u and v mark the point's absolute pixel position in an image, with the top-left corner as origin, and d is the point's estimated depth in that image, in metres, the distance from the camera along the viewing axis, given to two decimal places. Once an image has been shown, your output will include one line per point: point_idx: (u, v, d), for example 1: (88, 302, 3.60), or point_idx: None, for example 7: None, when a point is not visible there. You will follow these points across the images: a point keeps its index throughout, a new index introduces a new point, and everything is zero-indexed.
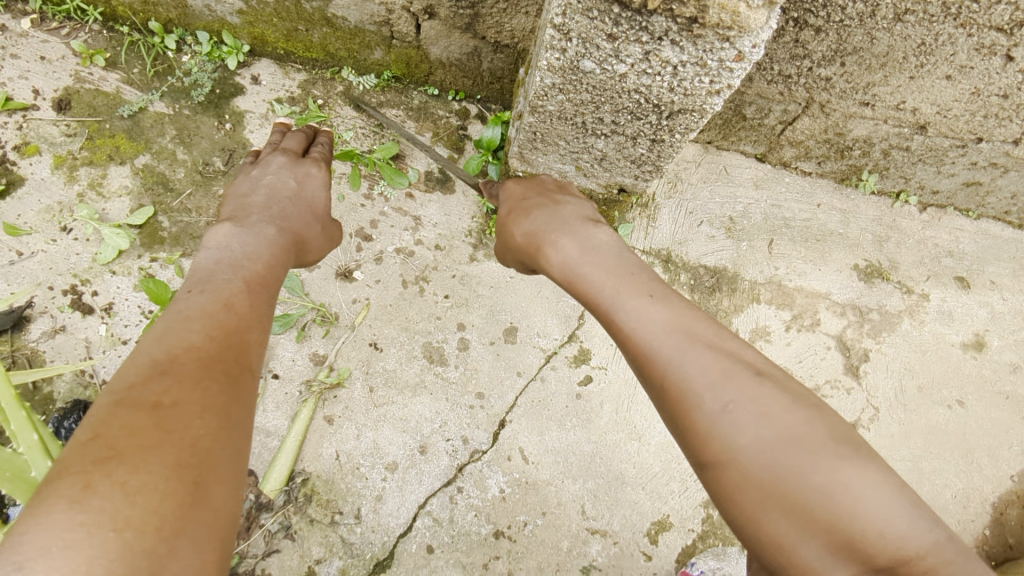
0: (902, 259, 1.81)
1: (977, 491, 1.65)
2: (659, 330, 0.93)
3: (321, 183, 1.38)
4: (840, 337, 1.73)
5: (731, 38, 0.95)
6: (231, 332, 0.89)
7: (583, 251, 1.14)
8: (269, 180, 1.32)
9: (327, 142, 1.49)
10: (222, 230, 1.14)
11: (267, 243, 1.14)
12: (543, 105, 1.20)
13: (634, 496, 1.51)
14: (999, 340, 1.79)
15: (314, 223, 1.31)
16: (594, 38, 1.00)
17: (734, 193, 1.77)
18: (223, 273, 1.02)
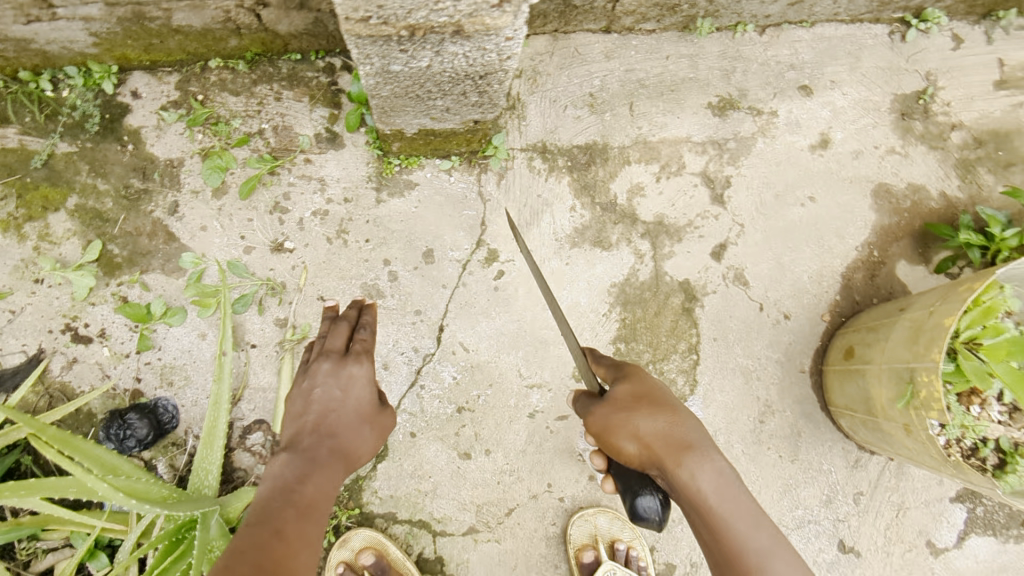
0: (750, 85, 2.01)
1: (829, 268, 2.03)
2: (732, 493, 1.20)
3: (364, 379, 1.57)
4: (704, 173, 2.01)
5: (497, 32, 1.09)
6: (306, 507, 1.27)
7: (659, 407, 1.33)
8: (318, 391, 1.52)
9: (369, 323, 1.70)
10: (350, 381, 1.57)
11: (313, 462, 1.37)
12: (377, 92, 1.34)
13: (556, 351, 1.94)
14: (842, 134, 2.06)
15: (367, 430, 1.53)
16: (389, 56, 1.15)
17: (589, 71, 1.95)
18: (281, 472, 1.34)
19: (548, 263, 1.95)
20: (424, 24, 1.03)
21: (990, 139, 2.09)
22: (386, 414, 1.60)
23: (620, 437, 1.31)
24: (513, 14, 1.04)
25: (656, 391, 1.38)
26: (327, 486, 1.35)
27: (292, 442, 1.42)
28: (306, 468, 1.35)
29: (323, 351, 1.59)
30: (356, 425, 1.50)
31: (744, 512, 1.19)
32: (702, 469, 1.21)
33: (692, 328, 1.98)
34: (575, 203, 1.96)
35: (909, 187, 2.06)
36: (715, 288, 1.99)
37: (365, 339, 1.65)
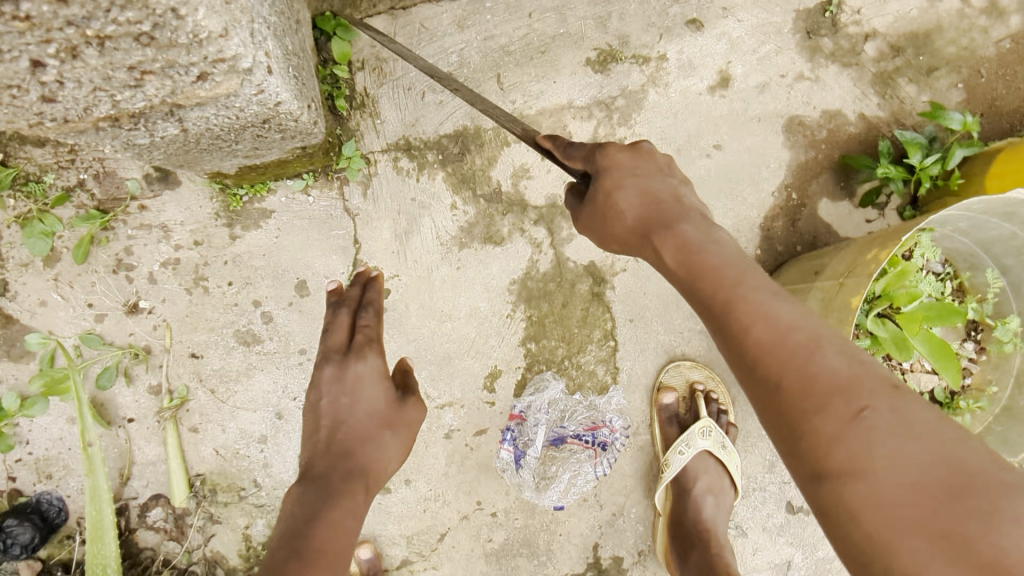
0: (630, 30, 1.77)
1: (746, 221, 1.85)
2: (712, 256, 0.99)
3: (373, 378, 1.32)
4: (594, 139, 1.78)
5: (204, 89, 0.96)
6: (313, 556, 1.06)
7: (629, 185, 1.10)
8: (325, 404, 1.29)
9: (372, 303, 1.44)
10: (362, 390, 1.30)
11: (326, 495, 1.17)
12: (159, 162, 1.23)
13: (463, 364, 1.79)
14: (743, 67, 1.82)
15: (387, 434, 1.30)
16: (135, 139, 1.06)
17: (443, 47, 1.70)
18: (293, 509, 1.16)
19: (438, 270, 1.77)
20: (122, 111, 0.97)
21: (909, 44, 1.85)
22: (411, 406, 1.35)
23: (619, 244, 1.14)
24: (223, 77, 0.95)
25: (633, 162, 1.13)
26: (345, 515, 1.14)
27: (306, 471, 1.23)
28: (312, 520, 1.12)
29: (323, 354, 1.35)
30: (374, 432, 1.28)
31: (724, 264, 0.97)
32: (681, 239, 1.02)
33: (606, 313, 1.82)
34: (455, 200, 1.75)
35: (824, 115, 1.85)
36: (625, 266, 1.82)
37: (368, 327, 1.39)
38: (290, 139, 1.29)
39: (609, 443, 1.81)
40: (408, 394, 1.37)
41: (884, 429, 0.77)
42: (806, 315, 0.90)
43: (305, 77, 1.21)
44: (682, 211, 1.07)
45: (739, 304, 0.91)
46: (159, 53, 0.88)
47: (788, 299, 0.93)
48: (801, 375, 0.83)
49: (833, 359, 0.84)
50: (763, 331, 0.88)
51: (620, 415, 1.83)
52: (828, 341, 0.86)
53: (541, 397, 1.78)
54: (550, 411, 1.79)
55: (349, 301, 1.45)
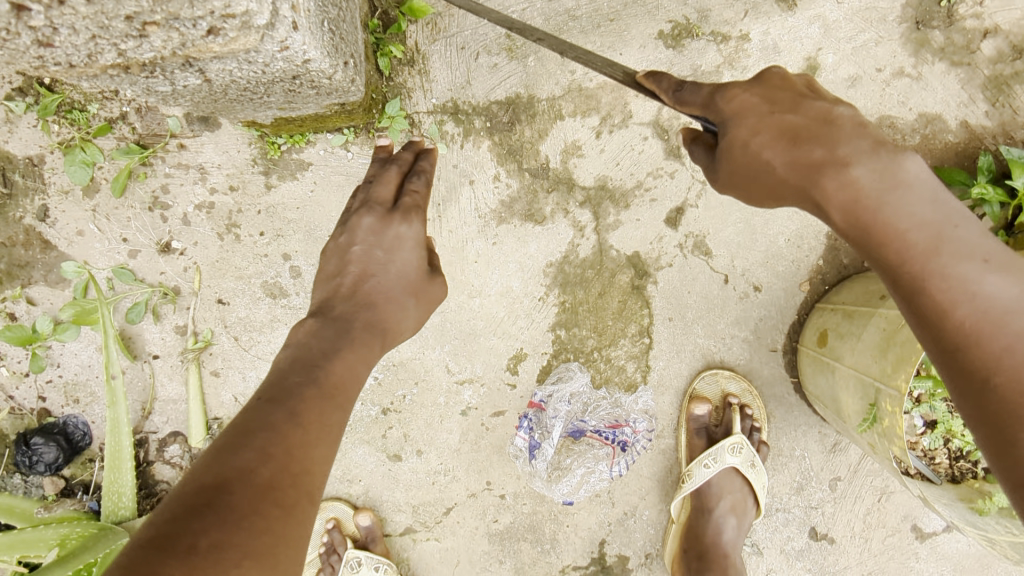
0: (712, 5, 1.61)
1: (812, 227, 1.69)
2: (835, 184, 0.84)
3: (413, 243, 1.16)
4: (655, 121, 1.65)
5: (228, 45, 0.89)
6: (333, 388, 0.90)
7: (767, 128, 0.91)
8: (356, 251, 1.13)
9: (425, 171, 1.26)
10: (391, 233, 1.14)
11: (347, 335, 1.00)
12: (178, 102, 1.16)
13: (487, 343, 1.72)
14: (834, 56, 1.64)
15: (410, 301, 1.13)
16: (154, 85, 1.00)
17: (504, 5, 1.59)
18: (316, 337, 0.99)
19: (474, 243, 1.69)
20: (131, 60, 0.90)
21: None
22: (436, 284, 1.19)
23: (772, 197, 0.95)
24: (236, 32, 0.86)
25: (780, 135, 0.90)
26: (362, 362, 0.98)
27: (321, 309, 1.06)
28: (332, 354, 0.95)
29: (363, 205, 1.18)
30: (398, 295, 1.12)
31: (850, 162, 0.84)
32: (854, 187, 0.83)
33: (643, 308, 1.71)
34: (499, 171, 1.66)
35: (920, 119, 1.66)
36: (671, 261, 1.70)
37: (418, 195, 1.21)
38: (322, 97, 1.21)
39: (629, 443, 1.74)
40: (437, 270, 1.21)
41: (1005, 339, 0.76)
42: (973, 235, 0.81)
43: (344, 31, 1.12)
44: (843, 129, 0.86)
45: (886, 236, 0.83)
46: (159, 4, 0.81)
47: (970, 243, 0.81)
48: (945, 292, 0.80)
49: (957, 265, 0.80)
50: (937, 288, 0.80)
51: (645, 417, 1.75)
52: (944, 222, 0.82)
53: (564, 388, 1.72)
54: (572, 403, 1.73)
55: (402, 163, 1.27)
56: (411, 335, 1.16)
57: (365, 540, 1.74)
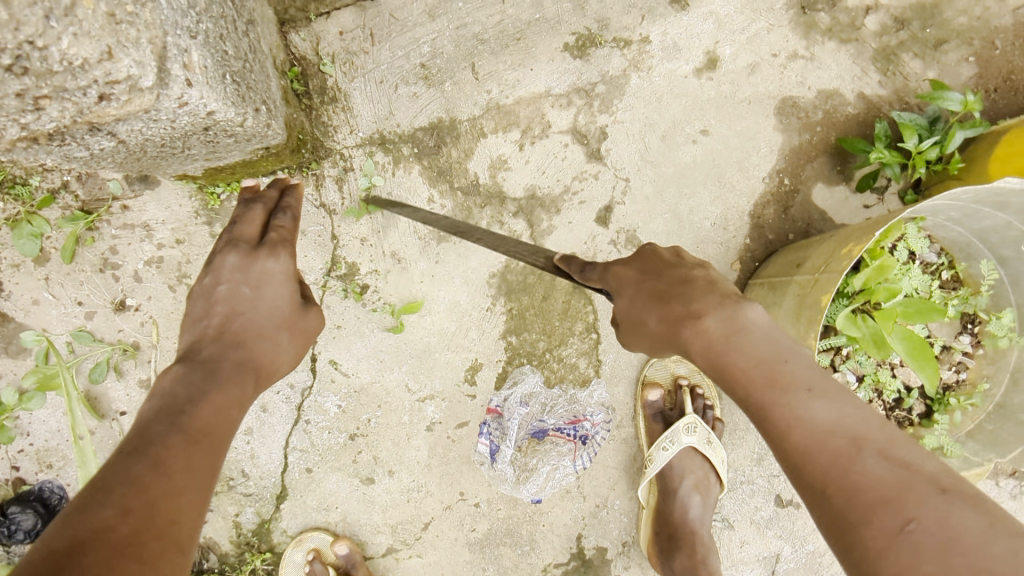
0: (610, 14, 1.71)
1: (735, 208, 1.78)
2: (791, 405, 0.89)
3: (282, 276, 1.22)
4: (573, 128, 1.75)
5: (125, 103, 0.98)
6: (200, 432, 0.93)
7: (643, 297, 1.09)
8: (221, 290, 1.18)
9: (290, 209, 1.35)
10: (265, 271, 1.21)
11: (216, 375, 1.04)
12: (103, 165, 1.24)
13: (442, 359, 1.79)
14: (731, 48, 1.75)
15: (282, 336, 1.19)
16: (71, 152, 1.09)
17: (415, 37, 1.67)
18: (179, 384, 1.01)
19: (418, 263, 1.76)
20: (35, 132, 0.99)
21: (914, 16, 1.75)
22: (311, 316, 1.26)
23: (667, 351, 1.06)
24: (127, 95, 0.98)
25: (664, 308, 1.04)
26: (230, 402, 1.02)
27: (188, 353, 1.10)
28: (203, 398, 0.99)
29: (228, 244, 1.24)
30: (270, 330, 1.18)
31: (760, 356, 0.95)
32: (772, 400, 0.90)
33: (587, 305, 1.79)
34: (432, 193, 1.74)
35: (819, 96, 1.77)
36: (607, 257, 1.79)
37: (284, 228, 1.30)
38: (241, 144, 1.29)
39: (589, 436, 1.79)
40: (311, 301, 1.29)
41: (936, 534, 0.72)
42: (870, 459, 0.81)
43: (252, 80, 1.20)
44: (743, 328, 0.97)
45: (782, 430, 0.88)
46: (42, 80, 0.91)
47: (836, 391, 0.89)
48: (810, 447, 0.85)
49: (872, 468, 0.80)
50: (800, 439, 0.86)
51: (602, 409, 1.80)
52: (842, 415, 0.87)
53: (518, 391, 1.78)
54: (528, 404, 1.78)
55: (267, 201, 1.37)
56: (288, 367, 1.22)
57: (346, 566, 1.77)
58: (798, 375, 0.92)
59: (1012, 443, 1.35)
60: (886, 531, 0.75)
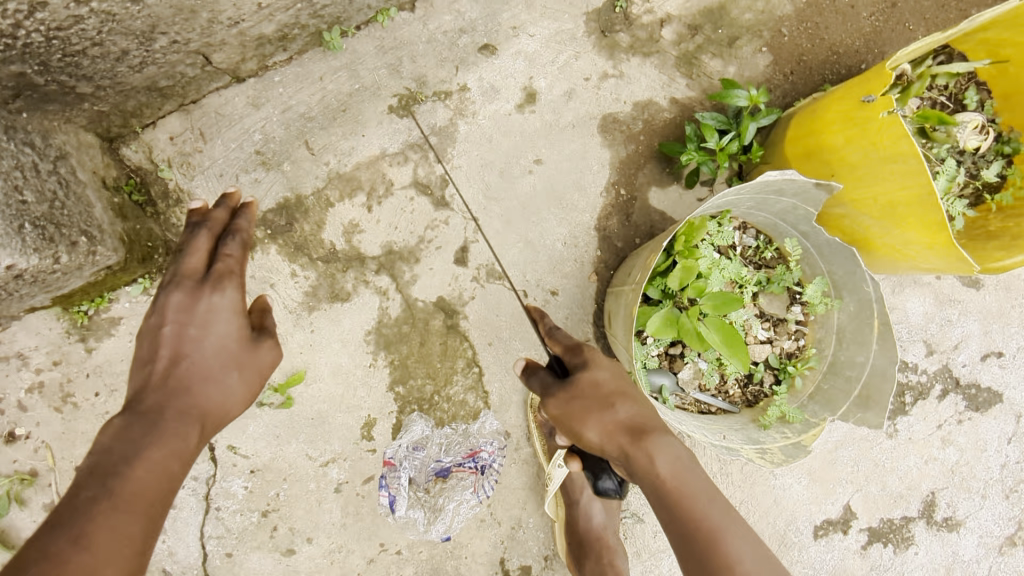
0: (426, 71, 1.81)
1: (581, 225, 1.90)
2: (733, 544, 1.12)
3: (226, 313, 1.30)
4: (415, 182, 1.85)
5: None
6: (129, 497, 1.03)
7: (581, 401, 1.30)
8: (168, 331, 1.26)
9: (238, 232, 1.41)
10: (211, 310, 1.28)
11: (154, 429, 1.14)
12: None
13: (336, 421, 1.86)
14: (546, 80, 1.87)
15: (230, 376, 1.27)
16: None
17: (244, 128, 1.75)
18: (118, 440, 1.10)
19: (295, 335, 1.84)
20: None
21: (705, 20, 1.90)
22: (263, 350, 1.33)
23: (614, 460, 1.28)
24: None
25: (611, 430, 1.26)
26: (169, 457, 1.12)
27: (136, 398, 1.19)
28: (139, 458, 1.08)
29: (173, 279, 1.31)
30: (216, 371, 1.26)
31: (694, 490, 1.18)
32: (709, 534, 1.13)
33: (463, 342, 1.89)
34: (294, 268, 1.82)
35: (636, 107, 1.90)
36: (473, 294, 1.90)
37: (230, 258, 1.36)
38: (76, 270, 1.49)
39: (488, 466, 1.89)
40: (262, 334, 1.36)
41: None
42: None
43: (63, 215, 1.43)
44: (687, 470, 1.21)
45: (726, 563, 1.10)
46: None
47: (748, 531, 1.16)
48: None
49: None
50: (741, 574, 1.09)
51: (495, 438, 1.90)
52: (758, 555, 1.12)
53: (410, 438, 1.87)
54: (423, 448, 1.88)
55: (214, 224, 1.41)
56: (238, 407, 1.30)
57: None
58: (718, 516, 1.16)
59: (841, 399, 1.51)
60: None
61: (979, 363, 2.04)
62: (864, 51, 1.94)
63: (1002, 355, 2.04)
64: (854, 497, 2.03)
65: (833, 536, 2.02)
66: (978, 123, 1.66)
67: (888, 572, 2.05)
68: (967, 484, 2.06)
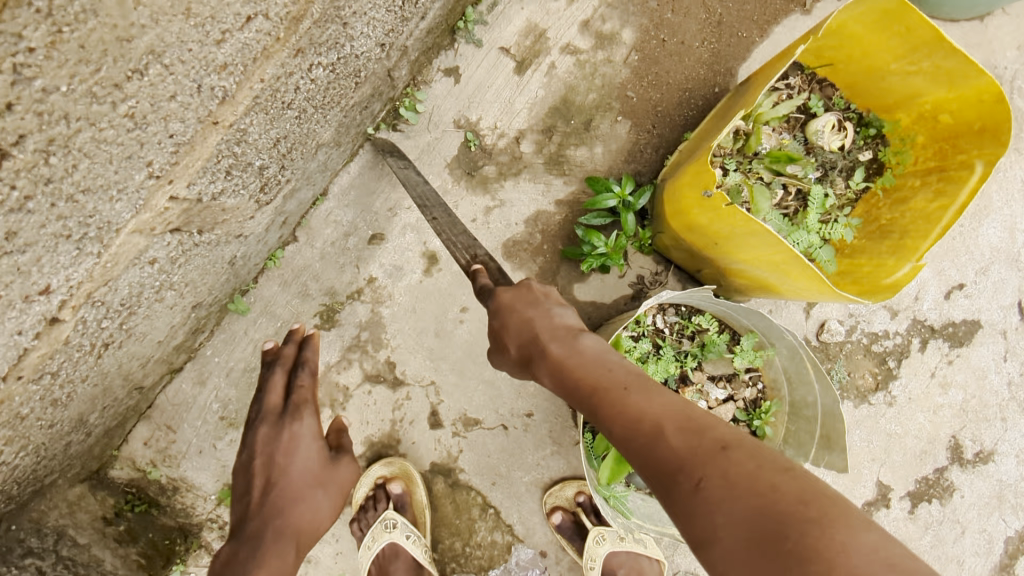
0: (333, 283, 1.92)
1: None
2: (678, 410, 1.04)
3: (307, 437, 1.50)
4: (367, 376, 1.97)
5: None
6: None
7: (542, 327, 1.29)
8: (259, 454, 1.48)
9: (307, 361, 1.59)
10: (291, 435, 1.49)
11: (257, 548, 1.34)
12: None
13: None
14: (439, 238, 1.96)
15: (318, 495, 1.47)
16: None
17: (202, 403, 1.89)
18: (226, 568, 1.33)
19: (326, 550, 1.99)
20: None
21: (556, 118, 1.95)
22: (342, 466, 1.54)
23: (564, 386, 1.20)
24: None
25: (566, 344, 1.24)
26: None
27: (241, 527, 1.41)
28: (245, 575, 1.29)
29: (259, 418, 1.53)
30: (307, 490, 1.46)
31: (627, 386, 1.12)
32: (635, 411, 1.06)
33: (471, 492, 2.02)
34: None
35: (529, 222, 1.95)
36: (460, 447, 2.01)
37: (303, 387, 1.56)
38: None
39: None
40: (340, 454, 1.57)
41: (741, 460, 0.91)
42: (771, 451, 0.93)
43: None
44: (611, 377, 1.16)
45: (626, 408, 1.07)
46: None
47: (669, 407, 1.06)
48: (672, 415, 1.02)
49: (732, 454, 0.91)
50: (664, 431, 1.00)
51: (534, 566, 2.04)
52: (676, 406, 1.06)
53: None
54: None
55: (285, 361, 1.61)
56: (330, 519, 1.49)
57: None
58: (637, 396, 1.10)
59: (810, 442, 1.57)
60: (726, 453, 0.92)
61: (944, 302, 2.05)
62: (712, 75, 1.96)
63: (963, 286, 2.05)
64: (883, 473, 2.06)
65: (878, 514, 2.06)
66: (834, 122, 1.65)
67: (944, 525, 2.08)
68: (982, 415, 2.08)
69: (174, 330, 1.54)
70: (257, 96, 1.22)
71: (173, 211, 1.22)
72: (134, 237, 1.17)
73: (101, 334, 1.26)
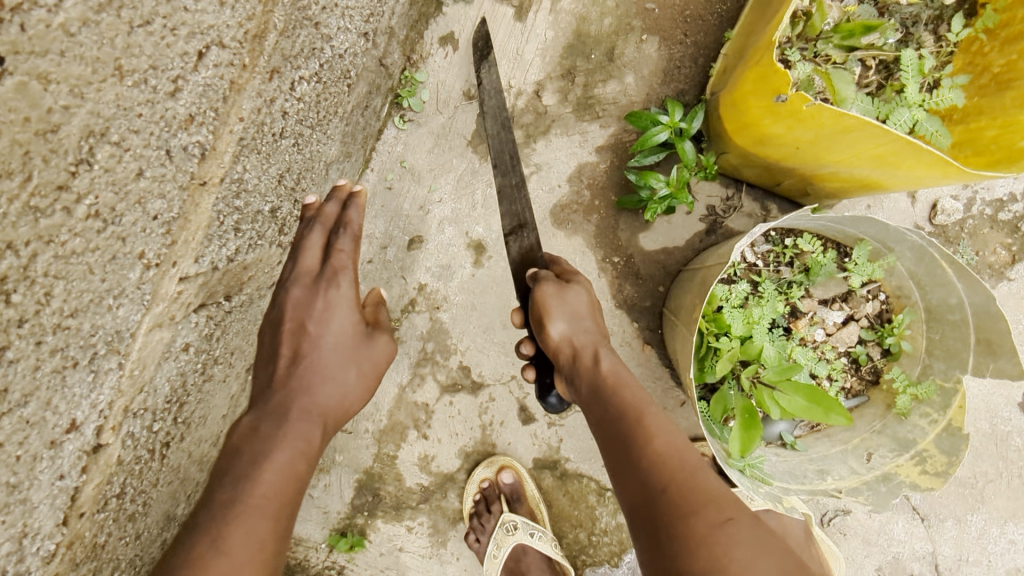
0: (384, 301, 1.79)
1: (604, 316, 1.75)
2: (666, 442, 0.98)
3: (346, 306, 1.31)
4: (443, 388, 1.83)
5: None
6: (263, 498, 1.08)
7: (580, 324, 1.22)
8: (291, 309, 1.29)
9: (348, 227, 1.34)
10: (328, 306, 1.29)
11: (285, 419, 1.19)
12: None
13: None
14: (480, 224, 1.77)
15: (348, 372, 1.30)
16: None
17: None
18: (247, 439, 1.17)
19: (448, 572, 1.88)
20: None
21: (573, 57, 1.73)
22: (377, 345, 1.35)
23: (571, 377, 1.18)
24: None
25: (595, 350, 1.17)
26: (296, 457, 1.16)
27: (265, 395, 1.25)
28: (268, 452, 1.14)
29: (290, 277, 1.32)
30: (337, 368, 1.28)
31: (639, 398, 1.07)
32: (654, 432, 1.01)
33: (583, 479, 1.88)
34: (407, 524, 1.86)
35: (572, 180, 1.74)
36: (560, 436, 1.87)
37: (343, 252, 1.32)
38: None
39: None
40: (377, 329, 1.37)
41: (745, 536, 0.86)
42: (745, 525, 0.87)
43: None
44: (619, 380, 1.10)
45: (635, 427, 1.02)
46: None
47: (648, 434, 1.00)
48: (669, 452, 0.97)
49: (713, 512, 0.88)
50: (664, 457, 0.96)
51: None
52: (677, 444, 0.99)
53: None
54: None
55: (326, 220, 1.34)
56: (360, 403, 1.32)
57: None
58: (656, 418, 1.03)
59: (962, 349, 1.33)
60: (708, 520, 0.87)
61: None
62: None
63: None
64: None
65: None
66: None
67: None
68: None
69: (234, 400, 1.44)
70: (241, 137, 1.10)
71: (190, 290, 1.10)
72: (155, 333, 1.05)
73: (157, 437, 1.15)
